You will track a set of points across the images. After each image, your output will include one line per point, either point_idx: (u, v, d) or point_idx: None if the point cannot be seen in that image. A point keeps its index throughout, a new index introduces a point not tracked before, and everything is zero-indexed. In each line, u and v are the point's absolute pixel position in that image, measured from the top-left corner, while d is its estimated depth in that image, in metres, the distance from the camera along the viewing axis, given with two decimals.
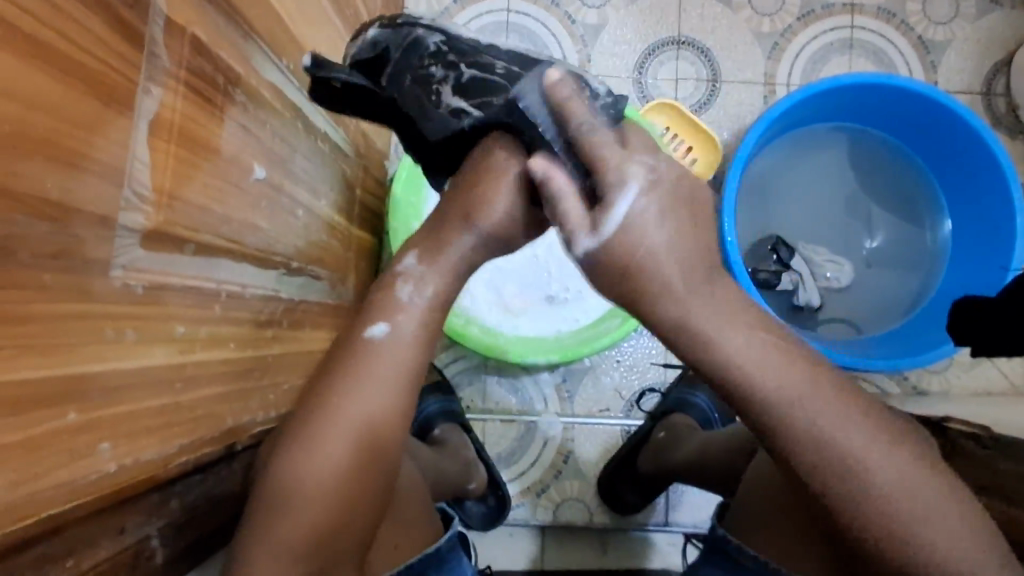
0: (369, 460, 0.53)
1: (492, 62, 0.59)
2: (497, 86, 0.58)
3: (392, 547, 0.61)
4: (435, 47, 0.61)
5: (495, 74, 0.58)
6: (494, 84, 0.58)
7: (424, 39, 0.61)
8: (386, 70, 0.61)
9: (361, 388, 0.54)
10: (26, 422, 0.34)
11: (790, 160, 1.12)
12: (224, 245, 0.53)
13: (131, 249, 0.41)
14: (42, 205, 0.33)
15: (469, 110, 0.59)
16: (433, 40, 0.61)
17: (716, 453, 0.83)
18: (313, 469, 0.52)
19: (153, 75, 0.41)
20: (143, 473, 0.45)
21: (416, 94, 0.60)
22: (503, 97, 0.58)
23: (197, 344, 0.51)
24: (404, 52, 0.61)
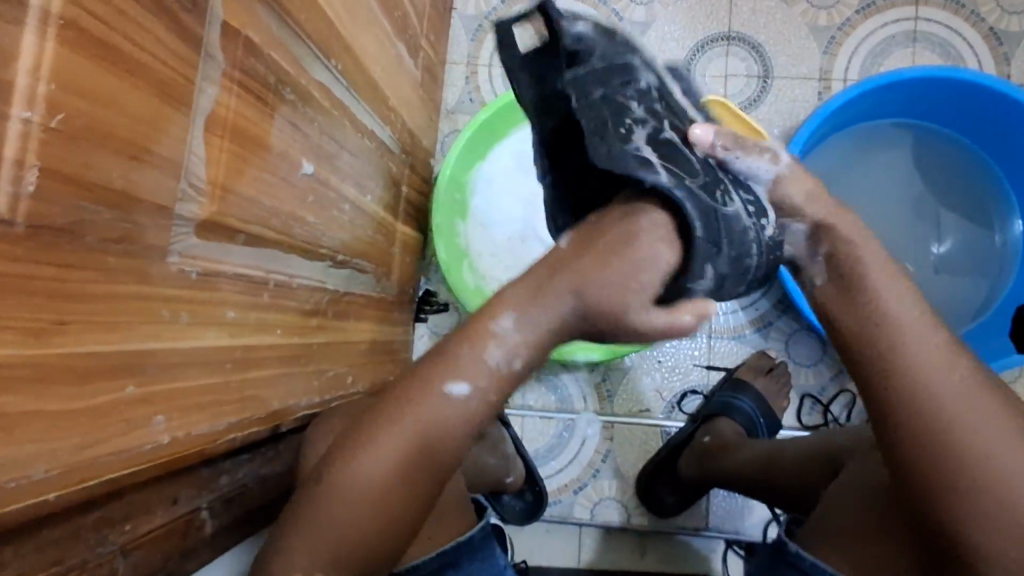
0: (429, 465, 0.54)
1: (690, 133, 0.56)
2: (687, 160, 0.54)
3: (427, 535, 0.64)
4: (645, 85, 0.57)
5: (692, 153, 0.55)
6: (682, 154, 0.54)
7: (638, 72, 0.58)
8: (590, 86, 0.55)
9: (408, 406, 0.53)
10: (91, 391, 0.37)
11: (849, 159, 1.07)
12: (272, 236, 0.56)
13: (187, 237, 0.44)
14: (108, 194, 0.36)
15: (654, 161, 0.52)
16: (645, 79, 0.58)
17: (786, 475, 0.80)
18: (357, 466, 0.53)
19: (210, 76, 0.44)
20: (196, 447, 0.47)
21: (605, 118, 0.54)
22: (688, 172, 0.53)
23: (247, 328, 0.54)
24: (608, 69, 0.56)
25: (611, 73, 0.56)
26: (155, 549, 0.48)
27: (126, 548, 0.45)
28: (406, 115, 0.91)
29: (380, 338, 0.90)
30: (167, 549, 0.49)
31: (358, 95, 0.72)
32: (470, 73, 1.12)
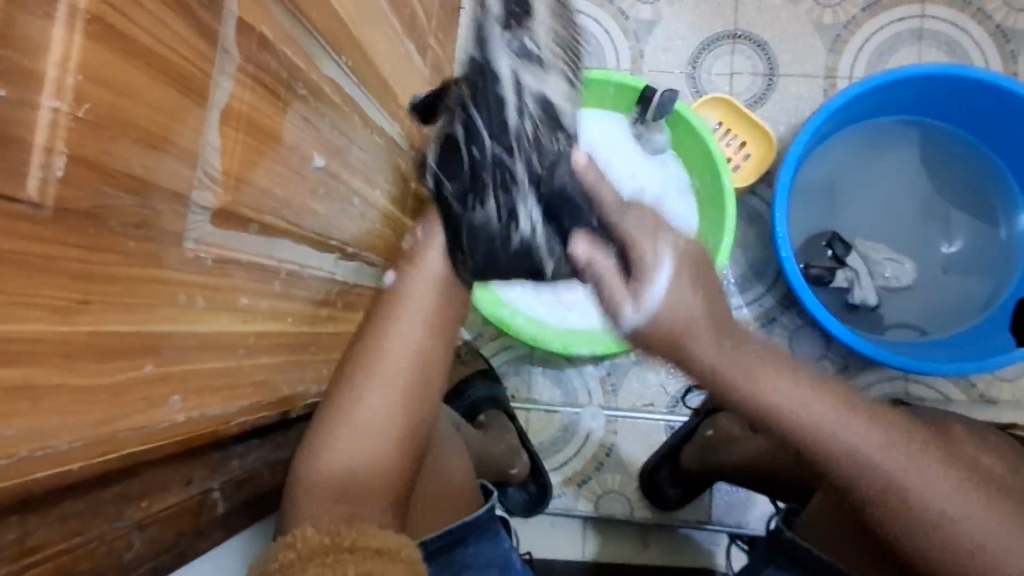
0: (420, 379, 0.67)
1: (521, 211, 0.68)
2: (492, 220, 0.70)
3: (434, 506, 0.68)
4: (516, 138, 0.66)
5: (501, 218, 0.69)
6: (493, 219, 0.70)
7: (513, 120, 0.66)
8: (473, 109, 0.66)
9: (403, 323, 0.68)
10: (111, 369, 0.39)
11: (858, 154, 1.08)
12: (284, 225, 0.58)
13: (202, 225, 0.46)
14: (130, 181, 0.38)
15: (470, 206, 0.70)
16: (520, 125, 0.66)
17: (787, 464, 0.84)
18: (362, 394, 0.64)
19: (225, 70, 0.46)
20: (211, 425, 0.49)
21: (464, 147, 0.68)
22: (485, 222, 0.70)
23: (259, 315, 0.56)
24: (494, 105, 0.65)
25: (498, 104, 0.65)
26: (170, 526, 0.50)
27: (143, 523, 0.47)
28: (414, 111, 0.93)
29: None
30: (181, 526, 0.51)
31: (367, 90, 0.73)
32: None
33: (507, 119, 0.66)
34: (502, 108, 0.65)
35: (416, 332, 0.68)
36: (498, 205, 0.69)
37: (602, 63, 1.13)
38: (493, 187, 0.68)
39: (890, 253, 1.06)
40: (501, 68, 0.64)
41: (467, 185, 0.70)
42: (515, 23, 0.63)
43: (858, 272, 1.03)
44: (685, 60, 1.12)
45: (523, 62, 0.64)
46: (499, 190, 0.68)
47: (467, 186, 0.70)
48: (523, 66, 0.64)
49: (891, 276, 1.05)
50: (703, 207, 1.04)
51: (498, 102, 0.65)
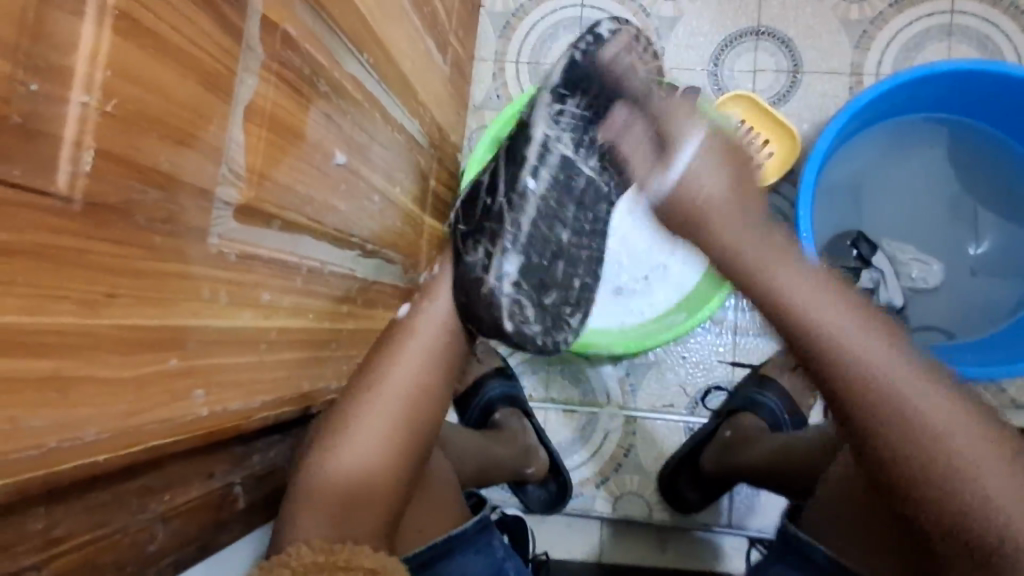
0: (422, 408, 0.67)
1: (503, 260, 0.69)
2: (477, 261, 0.70)
3: (418, 530, 0.67)
4: (522, 191, 0.68)
5: (483, 261, 0.70)
6: (477, 263, 0.70)
7: (524, 177, 0.68)
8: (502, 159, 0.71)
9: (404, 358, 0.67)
10: (137, 362, 0.39)
11: (885, 153, 1.05)
12: (306, 222, 0.58)
13: (226, 221, 0.47)
14: (155, 175, 0.38)
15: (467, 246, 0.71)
16: (529, 183, 0.68)
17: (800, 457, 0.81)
18: (355, 424, 0.64)
19: (249, 66, 0.46)
20: (234, 420, 0.50)
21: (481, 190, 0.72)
22: (472, 263, 0.70)
23: (280, 311, 0.56)
24: (515, 159, 0.70)
25: (517, 157, 0.69)
26: (192, 518, 0.51)
27: (165, 515, 0.48)
28: (435, 109, 0.93)
29: None
30: (203, 518, 0.52)
31: (388, 88, 0.73)
32: (499, 69, 1.13)
33: (524, 175, 0.68)
34: (519, 160, 0.69)
35: (421, 362, 0.68)
36: (482, 250, 0.70)
37: None
38: (485, 229, 0.70)
39: (919, 254, 1.04)
40: (537, 132, 0.69)
41: (472, 228, 0.72)
42: (570, 96, 0.69)
43: (885, 273, 1.01)
44: (706, 58, 1.10)
45: (563, 137, 0.69)
46: (488, 239, 0.70)
47: (469, 228, 0.72)
48: (558, 137, 0.69)
49: (919, 276, 1.03)
50: None
51: (516, 156, 0.69)
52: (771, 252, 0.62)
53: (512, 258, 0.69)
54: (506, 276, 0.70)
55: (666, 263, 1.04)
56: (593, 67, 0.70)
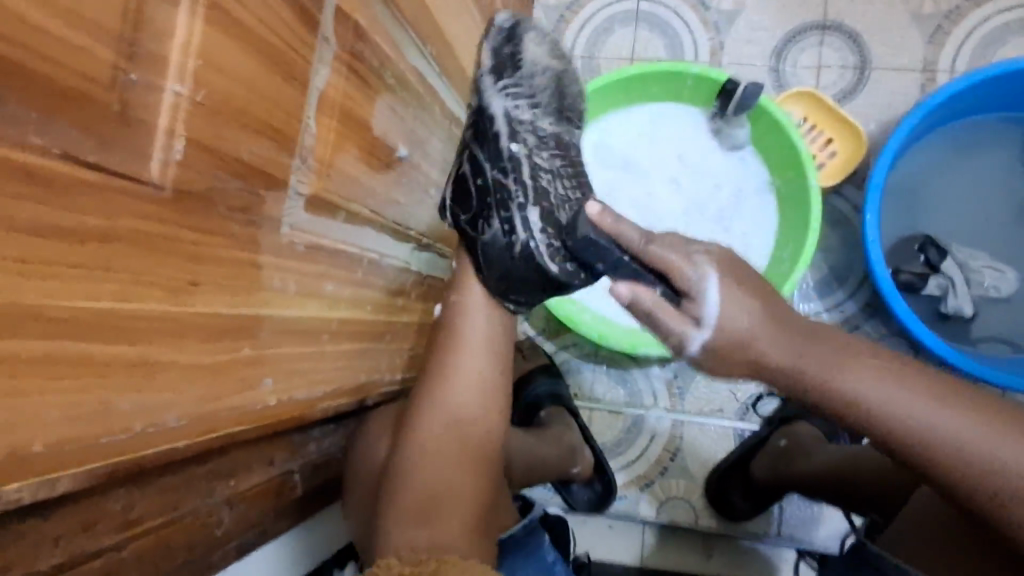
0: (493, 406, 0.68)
1: (522, 213, 0.62)
2: (497, 236, 0.63)
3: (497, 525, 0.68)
4: (509, 152, 0.62)
5: (499, 228, 0.63)
6: (499, 234, 0.63)
7: (503, 141, 0.62)
8: (472, 138, 0.64)
9: (464, 358, 0.67)
10: (215, 350, 0.39)
11: (957, 154, 1.00)
12: (368, 214, 0.58)
13: (297, 211, 0.47)
14: (236, 164, 0.38)
15: (484, 225, 0.64)
16: (511, 146, 0.62)
17: (865, 473, 0.78)
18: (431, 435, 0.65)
19: (324, 57, 0.46)
20: (298, 410, 0.50)
21: (467, 183, 0.64)
22: (497, 236, 0.63)
23: (342, 303, 0.56)
24: (485, 132, 0.63)
25: (486, 132, 0.63)
26: (255, 504, 0.52)
27: (230, 500, 0.49)
28: None
29: None
30: (264, 504, 0.53)
31: (447, 81, 0.73)
32: None
33: (501, 142, 0.62)
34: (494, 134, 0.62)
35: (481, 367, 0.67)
36: (498, 220, 0.63)
37: (679, 56, 1.09)
38: (493, 207, 0.63)
39: (991, 262, 0.98)
40: (495, 107, 0.62)
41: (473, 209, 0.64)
42: (507, 75, 0.63)
43: (953, 280, 0.96)
44: (768, 53, 1.07)
45: (518, 105, 0.63)
46: (499, 208, 0.62)
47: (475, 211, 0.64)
48: (516, 106, 0.63)
49: (991, 285, 0.97)
50: (783, 206, 1.00)
51: (489, 134, 0.62)
52: (830, 357, 0.53)
53: (533, 210, 0.62)
54: (532, 228, 0.61)
55: None
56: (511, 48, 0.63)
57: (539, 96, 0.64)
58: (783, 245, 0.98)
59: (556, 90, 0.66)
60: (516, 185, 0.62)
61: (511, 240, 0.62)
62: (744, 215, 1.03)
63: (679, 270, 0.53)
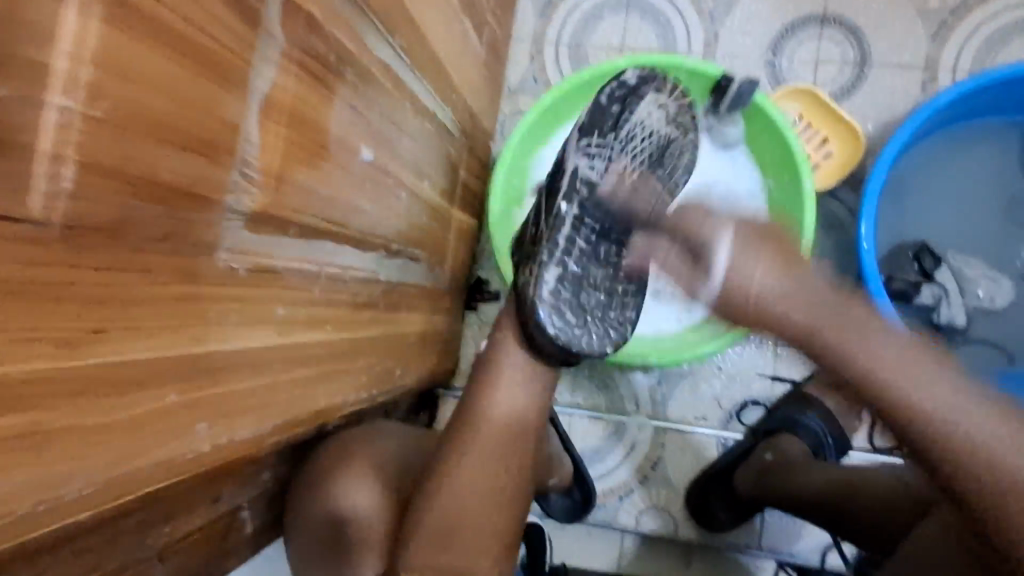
0: (519, 440, 0.67)
1: (542, 271, 0.67)
2: (521, 292, 0.69)
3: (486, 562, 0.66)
4: (563, 207, 0.69)
5: (523, 284, 0.69)
6: (523, 290, 0.69)
7: (560, 198, 0.69)
8: (546, 190, 0.73)
9: (501, 388, 0.67)
10: (130, 402, 0.34)
11: (958, 159, 0.96)
12: (326, 226, 0.53)
13: (237, 232, 0.41)
14: (153, 188, 0.33)
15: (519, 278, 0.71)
16: (565, 205, 0.69)
17: (862, 502, 0.77)
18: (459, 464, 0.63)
19: (268, 55, 0.40)
20: (241, 451, 0.45)
21: (527, 236, 0.74)
22: (521, 289, 0.69)
23: (297, 325, 0.51)
24: (553, 186, 0.71)
25: (553, 186, 0.71)
26: (195, 549, 0.48)
27: (163, 552, 0.44)
28: (468, 94, 0.86)
29: (430, 327, 0.88)
30: (206, 548, 0.49)
31: (420, 74, 0.67)
32: (536, 51, 1.06)
33: (557, 198, 0.69)
34: (557, 186, 0.71)
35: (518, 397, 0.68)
36: (526, 272, 0.69)
37: (671, 47, 1.03)
38: (528, 262, 0.70)
39: (987, 270, 0.94)
40: (568, 164, 0.71)
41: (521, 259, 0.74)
42: (598, 133, 0.72)
43: (947, 289, 0.92)
44: (764, 45, 1.01)
45: (593, 163, 0.71)
46: (529, 260, 0.70)
47: (520, 258, 0.74)
48: (591, 165, 0.71)
49: (986, 295, 0.93)
50: (772, 206, 0.95)
51: (552, 187, 0.71)
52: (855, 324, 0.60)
53: (550, 273, 0.67)
54: (545, 288, 0.67)
55: None
56: (620, 108, 0.73)
57: (624, 160, 0.73)
58: None
59: (648, 156, 0.75)
60: (546, 243, 0.68)
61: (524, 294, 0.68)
62: None
63: (700, 229, 0.67)
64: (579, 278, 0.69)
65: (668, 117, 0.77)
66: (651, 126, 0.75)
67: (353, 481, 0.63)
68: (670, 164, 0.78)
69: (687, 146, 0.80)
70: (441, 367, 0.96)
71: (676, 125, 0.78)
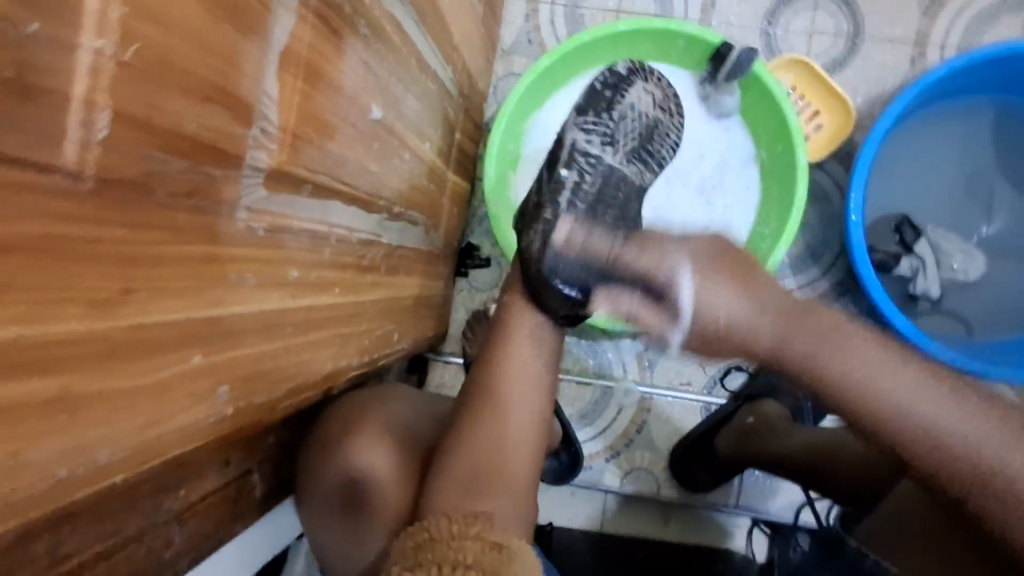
0: (531, 396, 0.68)
1: (549, 221, 0.68)
2: (528, 248, 0.68)
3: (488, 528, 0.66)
4: (564, 170, 0.71)
5: (530, 237, 0.69)
6: (528, 247, 0.68)
7: (562, 163, 0.71)
8: (546, 163, 0.75)
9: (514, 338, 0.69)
10: (154, 366, 0.33)
11: (940, 135, 0.99)
12: (336, 186, 0.51)
13: (255, 189, 0.40)
14: (181, 142, 0.31)
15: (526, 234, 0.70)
16: (567, 171, 0.71)
17: (844, 462, 0.81)
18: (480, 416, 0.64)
19: (286, 2, 0.38)
20: (254, 415, 0.45)
21: (527, 207, 0.74)
22: (528, 244, 0.68)
23: (308, 288, 0.50)
24: (553, 156, 0.74)
25: (553, 156, 0.74)
26: (206, 511, 0.48)
27: (181, 516, 0.45)
28: (465, 53, 0.84)
29: (425, 292, 0.87)
30: (216, 511, 0.49)
31: (425, 30, 0.65)
32: (532, 10, 1.03)
33: (558, 166, 0.71)
34: (557, 155, 0.73)
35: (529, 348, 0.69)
36: (533, 229, 0.69)
37: (668, 12, 1.02)
38: (532, 220, 0.70)
39: (962, 245, 0.98)
40: (568, 137, 0.74)
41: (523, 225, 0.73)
42: (593, 112, 0.76)
43: (924, 261, 0.96)
44: (761, 14, 1.01)
45: (591, 138, 0.74)
46: (535, 218, 0.70)
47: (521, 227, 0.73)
48: (590, 138, 0.74)
49: (960, 268, 0.97)
50: (766, 179, 0.97)
51: (553, 155, 0.74)
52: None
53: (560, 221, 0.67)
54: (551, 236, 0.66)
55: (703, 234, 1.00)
56: (612, 92, 0.78)
57: (617, 135, 0.76)
58: (765, 220, 0.95)
59: (640, 135, 0.79)
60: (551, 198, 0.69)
61: (532, 245, 0.67)
62: (727, 190, 0.99)
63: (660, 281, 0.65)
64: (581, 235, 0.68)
65: (654, 102, 0.81)
66: (641, 108, 0.80)
67: (361, 447, 0.63)
68: (660, 144, 0.82)
69: (673, 127, 0.85)
70: (433, 331, 0.96)
71: (662, 108, 0.82)
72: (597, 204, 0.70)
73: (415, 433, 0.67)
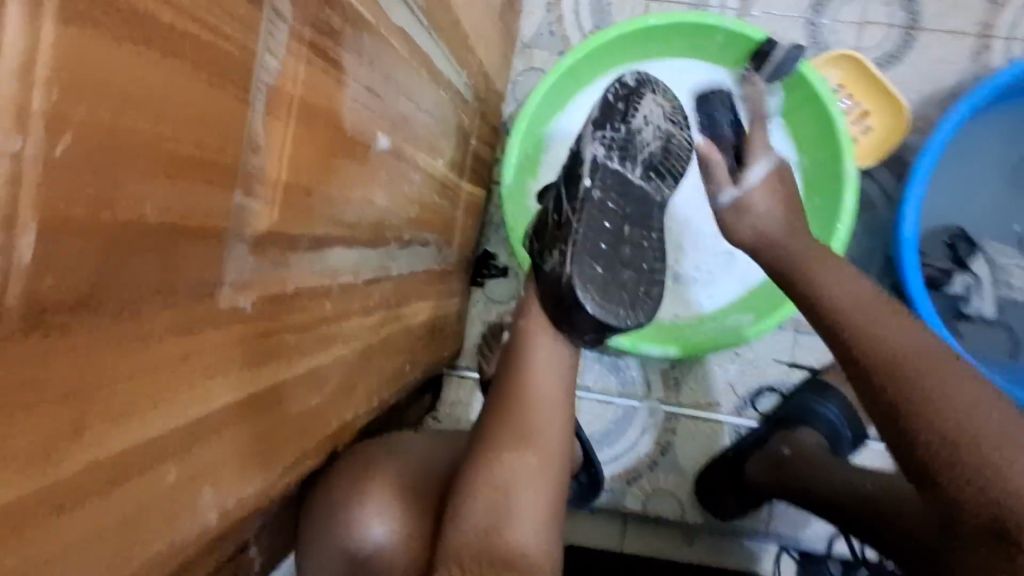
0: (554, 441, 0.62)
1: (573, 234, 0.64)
2: (557, 275, 0.64)
3: None
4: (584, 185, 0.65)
5: (552, 263, 0.65)
6: (552, 275, 0.65)
7: (582, 175, 0.66)
8: (564, 170, 0.69)
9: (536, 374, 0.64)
10: (122, 497, 0.27)
11: (1004, 140, 0.90)
12: (337, 231, 0.45)
13: (242, 260, 0.34)
14: (144, 236, 0.25)
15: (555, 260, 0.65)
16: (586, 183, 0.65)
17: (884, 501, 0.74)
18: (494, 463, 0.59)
19: (275, 38, 0.32)
20: (247, 503, 0.39)
21: (543, 222, 0.70)
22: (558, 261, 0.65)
23: (307, 349, 0.44)
24: (570, 168, 0.68)
25: (570, 171, 0.68)
26: None
27: None
28: (482, 53, 0.76)
29: (438, 313, 0.81)
30: None
31: (438, 37, 0.58)
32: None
33: (581, 178, 0.65)
34: (574, 165, 0.68)
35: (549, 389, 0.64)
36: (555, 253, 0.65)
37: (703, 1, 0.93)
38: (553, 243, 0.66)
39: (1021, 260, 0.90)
40: (587, 151, 0.67)
41: (545, 245, 0.68)
42: (611, 126, 0.68)
43: (980, 279, 0.89)
44: (806, 3, 0.92)
45: (610, 152, 0.67)
46: (558, 242, 0.65)
47: (541, 247, 0.69)
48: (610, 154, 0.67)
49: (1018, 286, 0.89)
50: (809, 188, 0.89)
51: (569, 167, 0.68)
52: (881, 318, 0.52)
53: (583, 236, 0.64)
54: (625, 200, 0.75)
55: (729, 251, 0.93)
56: (625, 104, 0.69)
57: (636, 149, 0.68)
58: None
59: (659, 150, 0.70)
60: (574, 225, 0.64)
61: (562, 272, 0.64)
62: None
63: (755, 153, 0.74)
64: (610, 259, 0.64)
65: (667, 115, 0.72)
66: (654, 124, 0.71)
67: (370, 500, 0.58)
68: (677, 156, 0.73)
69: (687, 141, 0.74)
70: (447, 351, 0.90)
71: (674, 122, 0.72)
72: (624, 226, 0.66)
73: (428, 481, 0.62)
